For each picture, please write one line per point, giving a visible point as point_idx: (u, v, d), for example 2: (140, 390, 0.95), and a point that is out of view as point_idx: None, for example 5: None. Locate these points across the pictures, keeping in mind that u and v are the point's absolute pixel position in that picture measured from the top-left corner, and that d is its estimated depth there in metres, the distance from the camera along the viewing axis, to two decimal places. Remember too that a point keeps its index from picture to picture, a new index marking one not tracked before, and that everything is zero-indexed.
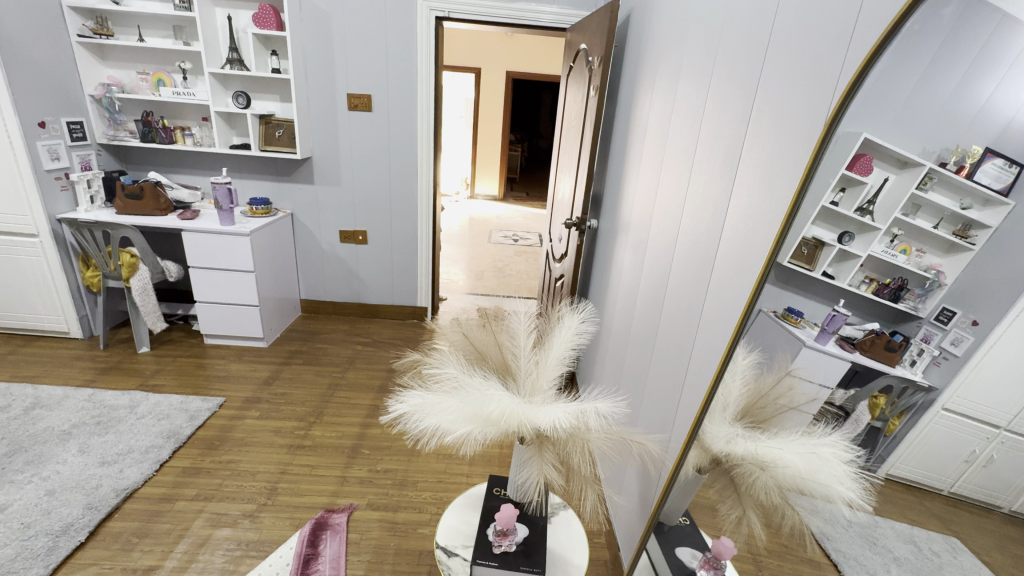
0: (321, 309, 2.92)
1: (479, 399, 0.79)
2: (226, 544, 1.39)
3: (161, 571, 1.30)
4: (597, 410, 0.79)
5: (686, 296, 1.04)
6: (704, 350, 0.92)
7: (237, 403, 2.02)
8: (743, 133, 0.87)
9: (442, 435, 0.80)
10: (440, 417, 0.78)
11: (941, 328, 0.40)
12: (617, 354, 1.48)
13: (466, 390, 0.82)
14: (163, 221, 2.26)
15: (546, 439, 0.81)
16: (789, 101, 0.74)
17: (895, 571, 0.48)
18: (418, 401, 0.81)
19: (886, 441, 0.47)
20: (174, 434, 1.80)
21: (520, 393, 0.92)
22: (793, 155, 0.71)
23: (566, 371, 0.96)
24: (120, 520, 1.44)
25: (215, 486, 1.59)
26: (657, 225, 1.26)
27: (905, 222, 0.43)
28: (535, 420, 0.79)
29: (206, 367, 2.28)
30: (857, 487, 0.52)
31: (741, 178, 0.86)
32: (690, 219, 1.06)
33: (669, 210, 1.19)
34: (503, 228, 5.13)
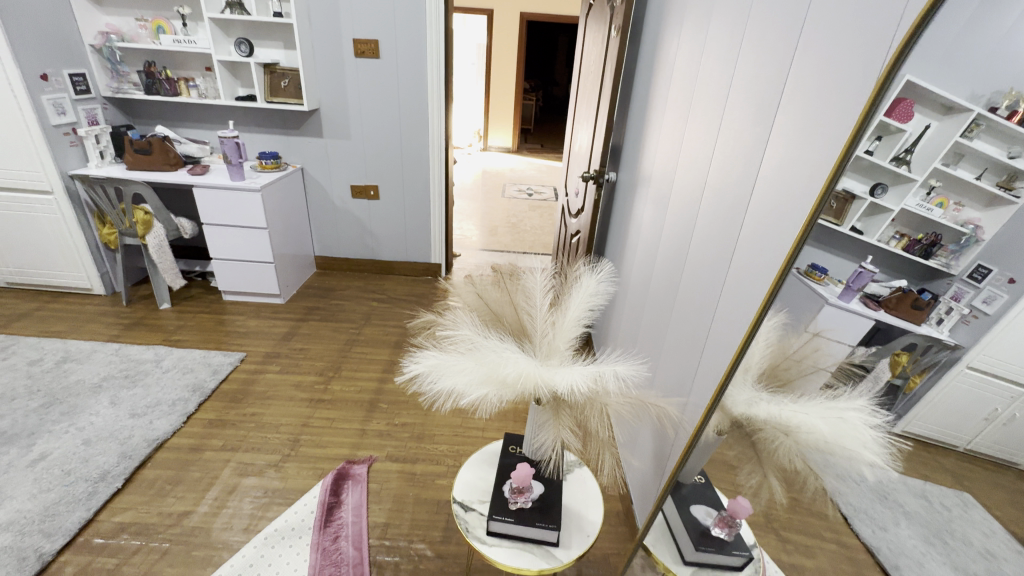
0: (335, 266, 2.93)
1: (495, 362, 0.77)
2: (254, 492, 1.45)
3: (194, 516, 1.37)
4: (615, 373, 0.77)
5: (711, 255, 0.99)
6: (728, 321, 0.89)
7: (258, 358, 2.07)
8: (781, 86, 0.79)
9: (460, 398, 0.79)
10: (456, 378, 0.77)
11: (974, 285, 0.37)
12: (635, 312, 1.46)
13: (481, 350, 0.81)
14: (174, 176, 2.23)
15: (563, 403, 0.80)
16: (834, 48, 0.67)
17: (906, 525, 0.50)
18: (434, 361, 0.81)
19: (905, 398, 0.46)
20: (199, 387, 1.85)
21: (536, 355, 0.90)
22: (837, 113, 0.65)
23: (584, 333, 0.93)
24: (154, 468, 1.52)
25: (240, 437, 1.65)
26: (680, 186, 1.20)
27: (945, 172, 0.38)
28: (552, 382, 0.77)
29: (226, 323, 2.32)
30: (883, 451, 0.50)
31: (778, 134, 0.79)
32: (718, 179, 0.99)
33: (694, 170, 1.12)
34: (516, 182, 5.01)
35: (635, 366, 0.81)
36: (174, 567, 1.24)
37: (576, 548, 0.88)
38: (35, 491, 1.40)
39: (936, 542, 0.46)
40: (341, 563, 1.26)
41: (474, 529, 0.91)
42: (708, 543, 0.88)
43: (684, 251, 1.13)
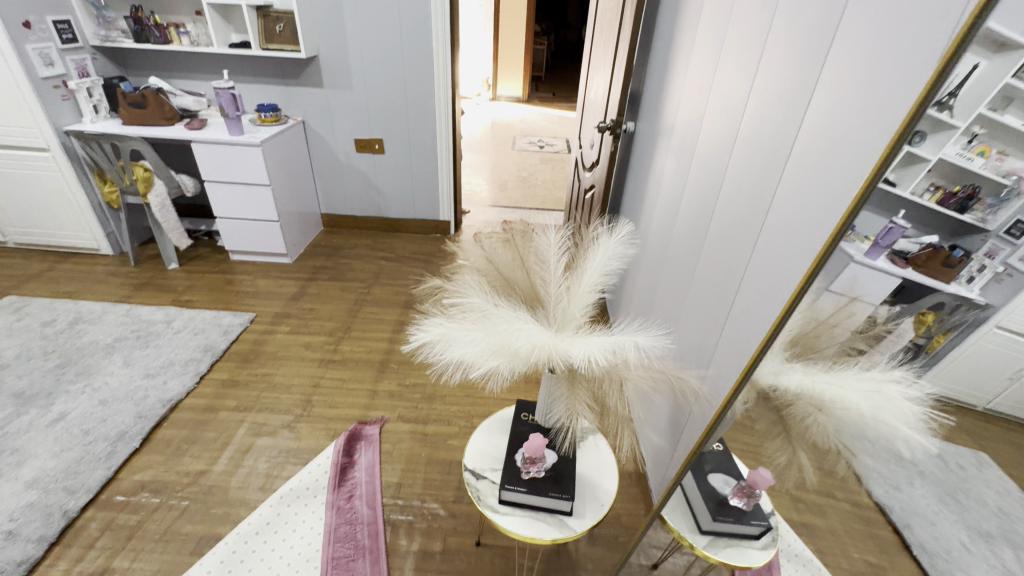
0: (342, 224, 2.86)
1: (507, 333, 0.72)
2: (269, 451, 1.47)
3: (211, 475, 1.39)
4: (635, 344, 0.72)
5: (742, 213, 0.91)
6: (750, 313, 0.84)
7: (268, 318, 2.06)
8: (819, 67, 0.71)
9: (470, 368, 0.75)
10: (465, 349, 0.73)
11: (1011, 242, 0.33)
12: (653, 271, 1.39)
13: (492, 319, 0.76)
14: (171, 131, 2.15)
15: (578, 375, 0.75)
16: (883, 28, 0.58)
17: (919, 483, 0.51)
18: (444, 330, 0.76)
19: (926, 358, 0.44)
20: (210, 348, 1.85)
21: (549, 323, 0.84)
22: (883, 102, 0.57)
23: (601, 298, 0.87)
24: (171, 427, 1.53)
25: (254, 397, 1.66)
26: (702, 165, 1.11)
27: (989, 118, 0.34)
28: (567, 354, 0.73)
29: (235, 283, 2.30)
30: (920, 426, 0.47)
31: (815, 119, 0.70)
32: (744, 160, 0.91)
33: (718, 146, 1.03)
34: (528, 134, 4.81)
35: (652, 334, 0.75)
36: (195, 524, 1.27)
37: (590, 518, 0.86)
38: (57, 450, 1.43)
39: (948, 501, 0.48)
40: (356, 521, 1.28)
41: (486, 497, 0.89)
42: (726, 513, 0.87)
43: (704, 232, 1.07)
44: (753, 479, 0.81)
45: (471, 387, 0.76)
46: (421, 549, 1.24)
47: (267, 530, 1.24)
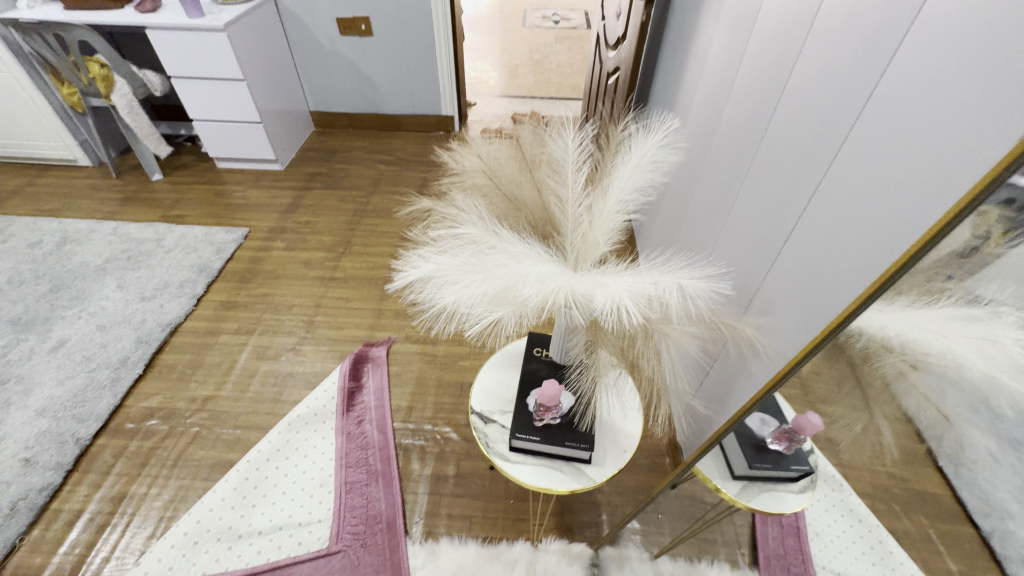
0: (335, 123, 2.58)
1: (511, 275, 0.57)
2: (275, 376, 1.42)
3: (219, 400, 1.36)
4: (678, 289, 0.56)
5: (821, 107, 0.69)
6: (821, 242, 0.66)
7: (263, 233, 1.91)
8: (893, 50, 0.56)
9: (466, 317, 0.61)
10: (458, 294, 0.58)
11: None
12: (690, 181, 1.18)
13: (492, 256, 0.60)
14: (120, 16, 1.84)
15: (600, 327, 0.61)
16: (994, 20, 0.44)
17: (953, 392, 0.47)
18: (434, 268, 0.61)
19: (976, 263, 0.41)
20: (204, 267, 1.75)
21: (568, 259, 0.68)
22: (995, 97, 0.43)
23: (630, 223, 0.69)
24: (172, 352, 1.48)
25: (255, 319, 1.58)
26: (735, 129, 0.96)
27: None
28: (589, 299, 0.58)
29: (225, 195, 2.12)
30: (999, 359, 0.41)
31: (884, 109, 0.56)
32: (821, 54, 0.69)
33: (755, 112, 0.88)
34: (540, 6, 4.16)
35: (696, 272, 0.59)
36: (207, 450, 1.26)
37: (610, 467, 0.77)
38: (61, 378, 1.40)
39: (980, 410, 0.44)
40: (368, 446, 1.26)
41: (495, 443, 0.81)
42: (764, 459, 0.78)
43: (754, 149, 0.88)
44: (798, 425, 0.71)
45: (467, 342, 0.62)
46: (436, 474, 1.22)
47: (278, 457, 1.22)
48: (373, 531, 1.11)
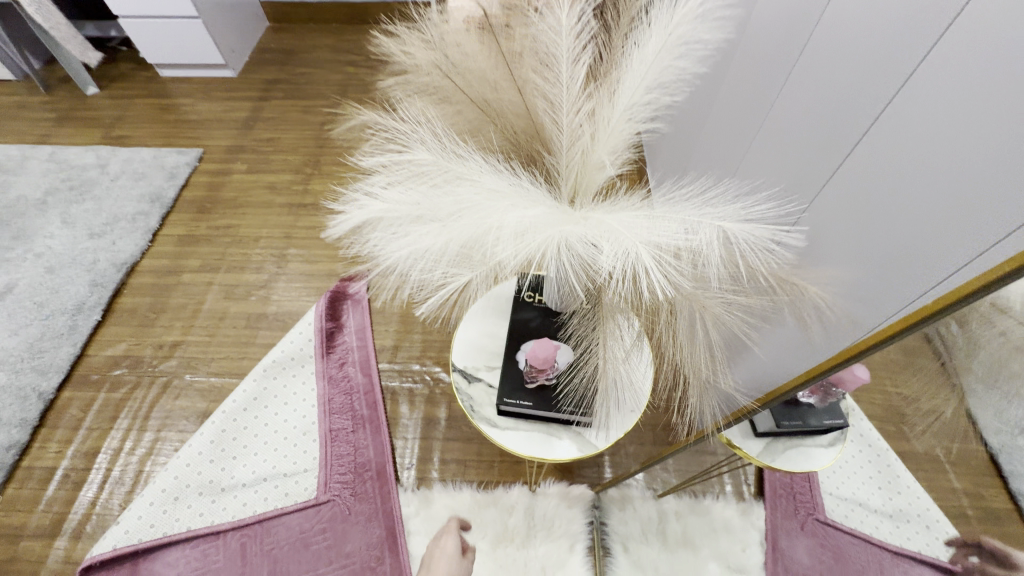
0: (293, 16, 2.19)
1: (480, 221, 0.42)
2: (246, 318, 1.29)
3: (187, 346, 1.25)
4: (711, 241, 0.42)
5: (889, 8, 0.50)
6: (868, 199, 0.51)
7: (219, 154, 1.68)
8: None
9: (426, 274, 0.46)
10: (408, 248, 0.43)
11: None
12: (708, 102, 0.98)
13: (452, 191, 0.44)
14: None
15: (604, 297, 0.50)
16: None
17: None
18: (380, 208, 0.44)
19: None
20: (157, 197, 1.55)
21: (561, 192, 0.52)
22: None
23: (640, 138, 0.53)
24: (132, 295, 1.35)
25: (219, 255, 1.42)
26: (741, 107, 0.84)
27: None
28: (594, 257, 0.44)
29: (173, 110, 1.85)
30: None
31: (904, 116, 0.47)
32: None
33: (759, 97, 0.78)
34: None
35: (737, 211, 0.44)
36: (179, 400, 1.17)
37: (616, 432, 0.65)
38: (14, 328, 1.28)
39: None
40: (353, 391, 1.16)
41: (480, 406, 0.70)
42: (794, 415, 0.69)
43: (791, 67, 0.69)
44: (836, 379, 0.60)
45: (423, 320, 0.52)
46: (427, 418, 1.15)
47: (256, 406, 1.13)
48: (363, 479, 1.05)
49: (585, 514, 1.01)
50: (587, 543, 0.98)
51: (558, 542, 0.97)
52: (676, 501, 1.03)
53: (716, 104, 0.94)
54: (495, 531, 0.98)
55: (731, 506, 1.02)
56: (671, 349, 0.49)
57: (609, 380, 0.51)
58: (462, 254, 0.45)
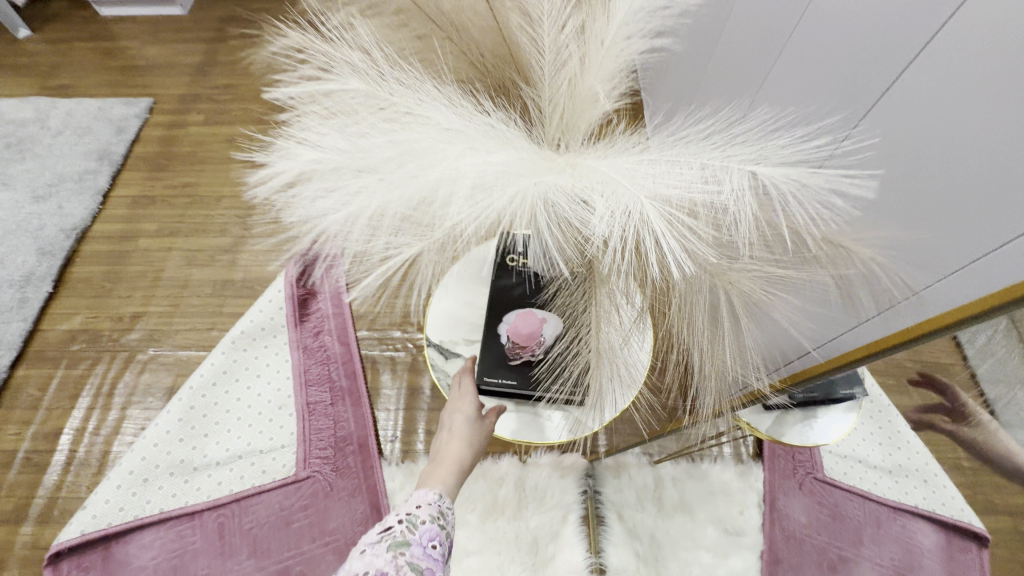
0: None
1: (422, 181, 0.34)
2: (211, 287, 1.18)
3: (149, 319, 1.16)
4: (735, 204, 0.33)
5: None
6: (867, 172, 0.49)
7: (172, 104, 1.48)
8: None
9: (371, 240, 0.38)
10: (335, 217, 0.36)
11: None
12: (714, 33, 0.88)
13: (389, 134, 0.35)
14: None
15: (595, 267, 0.41)
16: None
17: None
18: (309, 157, 0.35)
19: None
20: (105, 153, 1.39)
21: (544, 137, 0.42)
22: None
23: (637, 60, 0.42)
24: (85, 263, 1.24)
25: (178, 217, 1.28)
26: (754, 60, 0.76)
27: None
28: (586, 221, 0.36)
29: (117, 52, 1.61)
30: None
31: (918, 87, 0.43)
32: None
33: (770, 51, 0.70)
34: None
35: (780, 149, 0.35)
36: (144, 375, 1.10)
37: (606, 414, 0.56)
38: None
39: None
40: (330, 360, 1.08)
41: None
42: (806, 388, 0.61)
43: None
44: None
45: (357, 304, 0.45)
46: (410, 387, 1.08)
47: (225, 380, 1.06)
48: (344, 454, 0.99)
49: (579, 483, 0.97)
50: (581, 513, 0.95)
51: (551, 512, 0.94)
52: (674, 466, 0.98)
53: (723, 56, 0.85)
54: (484, 504, 0.94)
55: (730, 469, 0.97)
56: (682, 331, 0.40)
57: (601, 368, 0.43)
58: (410, 215, 0.37)
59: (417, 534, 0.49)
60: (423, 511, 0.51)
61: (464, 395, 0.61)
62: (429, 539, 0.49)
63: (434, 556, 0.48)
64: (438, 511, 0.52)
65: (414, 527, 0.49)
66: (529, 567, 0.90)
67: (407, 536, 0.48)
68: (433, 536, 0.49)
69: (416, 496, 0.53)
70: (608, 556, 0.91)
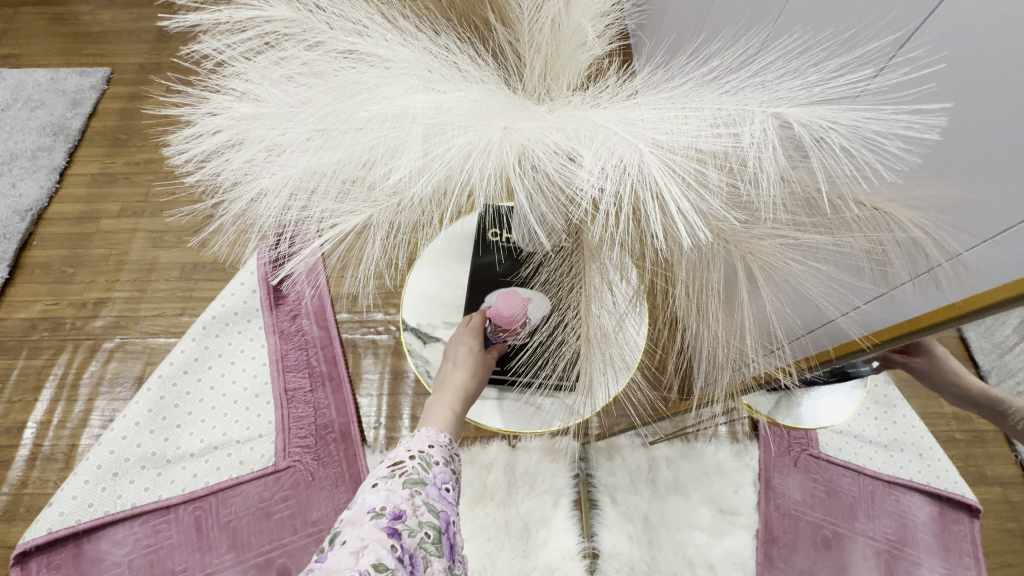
0: None
1: (373, 139, 0.30)
2: (180, 270, 1.11)
3: (114, 305, 1.09)
4: (752, 157, 0.29)
5: None
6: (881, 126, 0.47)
7: (132, 74, 1.38)
8: None
9: (306, 207, 0.33)
10: (270, 182, 0.31)
11: None
12: None
13: (333, 84, 0.30)
14: None
15: (585, 237, 0.37)
16: None
17: None
18: (243, 114, 0.31)
19: None
20: (59, 128, 1.30)
21: (522, 88, 0.36)
22: None
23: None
24: (43, 247, 1.16)
25: (142, 196, 1.20)
26: (760, 10, 0.70)
27: None
28: (572, 181, 0.30)
29: (69, 19, 1.48)
30: None
31: (959, 27, 0.40)
32: None
33: None
34: None
35: (811, 88, 0.30)
36: (111, 364, 1.04)
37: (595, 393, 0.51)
38: None
39: None
40: (309, 345, 1.02)
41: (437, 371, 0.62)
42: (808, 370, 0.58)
43: None
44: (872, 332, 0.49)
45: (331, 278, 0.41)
46: (394, 371, 1.04)
47: (198, 367, 1.00)
48: (326, 442, 0.95)
49: (571, 466, 0.94)
50: (573, 497, 0.92)
51: (542, 497, 0.91)
52: (667, 447, 0.95)
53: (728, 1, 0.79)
54: (472, 490, 0.91)
55: (725, 448, 0.94)
56: (688, 311, 0.36)
57: (593, 351, 0.38)
58: (358, 177, 0.32)
59: (431, 474, 0.50)
60: (436, 451, 0.52)
61: (469, 330, 0.58)
62: (442, 480, 0.50)
63: (447, 497, 0.49)
64: (449, 454, 0.53)
65: (428, 467, 0.50)
66: (520, 553, 0.87)
67: (421, 475, 0.49)
68: (446, 478, 0.51)
69: (424, 434, 0.54)
70: (602, 539, 0.89)
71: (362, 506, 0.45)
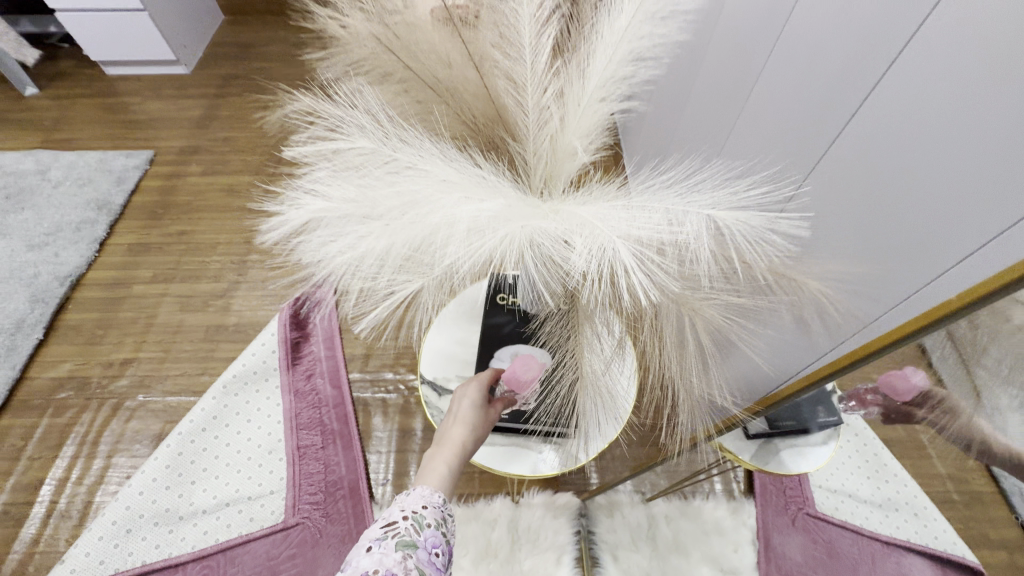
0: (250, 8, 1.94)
1: (423, 227, 0.39)
2: (203, 333, 1.19)
3: (139, 365, 1.16)
4: (697, 245, 0.38)
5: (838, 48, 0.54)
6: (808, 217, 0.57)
7: (171, 155, 1.54)
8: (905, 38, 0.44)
9: (364, 278, 0.42)
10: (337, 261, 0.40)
11: None
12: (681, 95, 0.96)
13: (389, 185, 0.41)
14: None
15: (579, 301, 0.45)
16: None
17: None
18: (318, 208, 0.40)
19: None
20: (103, 203, 1.43)
21: (531, 186, 0.47)
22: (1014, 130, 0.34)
23: (607, 120, 0.48)
24: (77, 310, 1.25)
25: (173, 264, 1.30)
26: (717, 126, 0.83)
27: None
28: (568, 258, 0.40)
29: (121, 109, 1.67)
30: None
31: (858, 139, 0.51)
32: None
33: (732, 106, 0.78)
34: None
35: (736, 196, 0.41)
36: (132, 422, 1.09)
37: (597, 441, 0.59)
38: None
39: None
40: (321, 404, 1.08)
41: None
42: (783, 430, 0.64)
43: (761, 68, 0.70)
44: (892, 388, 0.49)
45: (356, 339, 0.48)
46: (402, 429, 1.10)
47: (216, 425, 1.05)
48: (334, 499, 0.98)
49: (572, 523, 0.97)
50: (575, 554, 0.94)
51: (544, 555, 0.93)
52: (665, 503, 0.99)
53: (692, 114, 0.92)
54: (477, 547, 0.92)
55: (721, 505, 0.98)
56: (661, 362, 0.44)
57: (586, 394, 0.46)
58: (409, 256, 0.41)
59: (423, 538, 0.49)
60: (429, 513, 0.51)
61: (476, 381, 0.64)
62: (433, 545, 0.49)
63: (437, 562, 0.48)
64: (442, 516, 0.51)
65: (420, 529, 0.49)
66: None
67: (413, 537, 0.48)
68: (436, 542, 0.49)
69: (418, 493, 0.52)
70: None
71: (355, 570, 0.44)
